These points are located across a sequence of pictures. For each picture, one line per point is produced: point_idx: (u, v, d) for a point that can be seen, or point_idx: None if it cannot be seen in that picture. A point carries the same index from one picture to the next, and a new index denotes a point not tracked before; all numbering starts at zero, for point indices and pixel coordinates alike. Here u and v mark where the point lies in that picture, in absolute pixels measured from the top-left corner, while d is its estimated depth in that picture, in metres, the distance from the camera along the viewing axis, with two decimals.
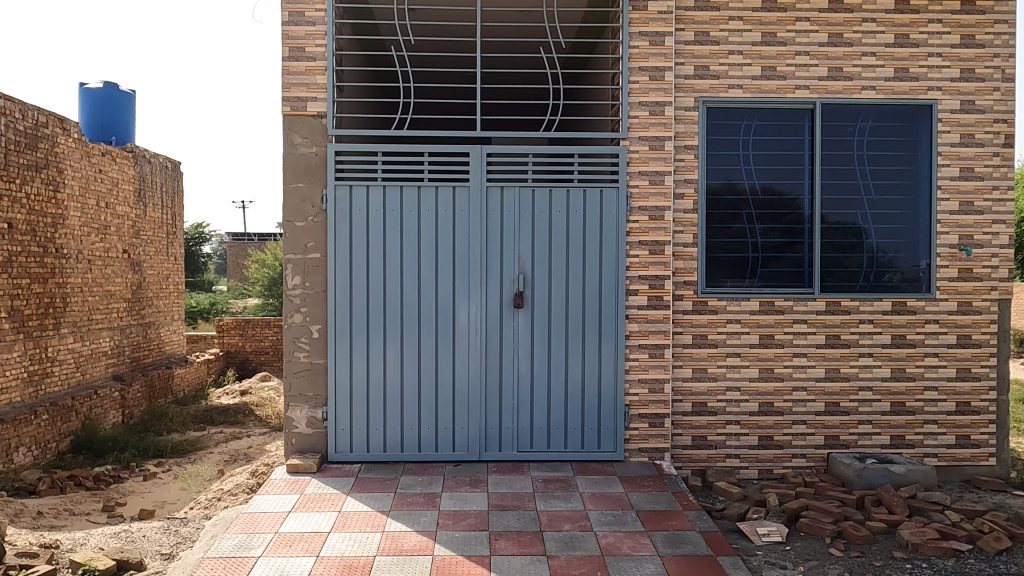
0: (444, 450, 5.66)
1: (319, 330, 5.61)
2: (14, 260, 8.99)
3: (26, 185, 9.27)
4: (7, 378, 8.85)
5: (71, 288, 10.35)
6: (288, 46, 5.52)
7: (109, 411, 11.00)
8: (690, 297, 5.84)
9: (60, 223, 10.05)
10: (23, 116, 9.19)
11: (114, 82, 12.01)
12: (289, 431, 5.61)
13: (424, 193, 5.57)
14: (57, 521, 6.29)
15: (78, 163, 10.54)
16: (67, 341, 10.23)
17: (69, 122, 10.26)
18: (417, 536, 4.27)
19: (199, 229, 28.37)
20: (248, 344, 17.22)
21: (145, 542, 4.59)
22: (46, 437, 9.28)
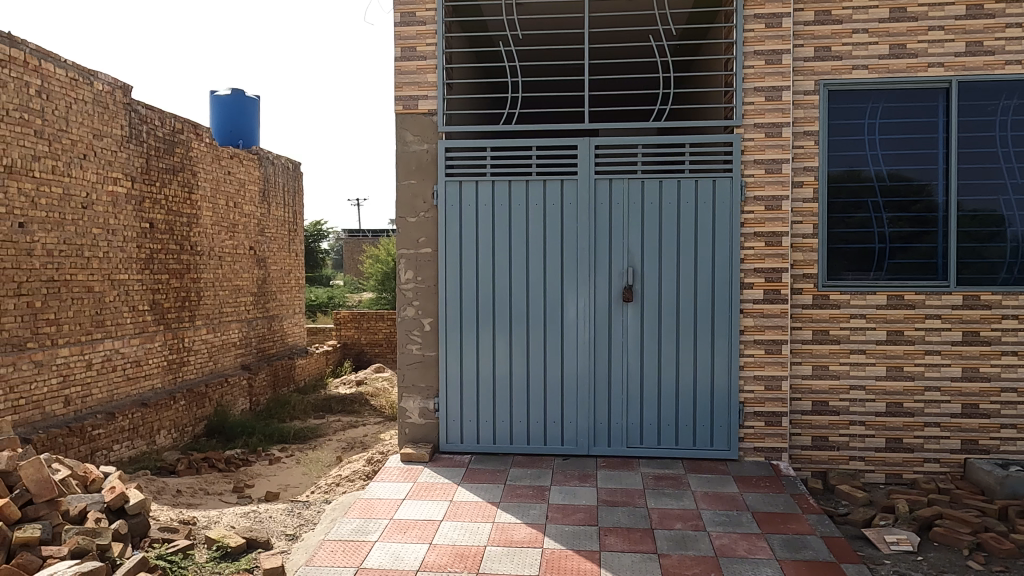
0: (552, 443, 5.67)
1: (430, 324, 5.75)
2: (155, 257, 9.77)
3: (165, 187, 10.04)
4: (150, 365, 9.63)
5: (204, 282, 11.10)
6: (400, 47, 5.68)
7: (238, 399, 11.72)
8: (809, 291, 5.57)
9: (195, 223, 10.80)
10: (162, 123, 9.95)
11: (241, 88, 12.79)
12: (403, 420, 5.81)
13: (532, 187, 5.59)
14: (193, 500, 6.79)
15: (210, 166, 11.27)
16: (201, 332, 10.98)
17: (202, 127, 10.99)
18: (526, 528, 4.29)
19: (317, 226, 29.76)
20: (363, 336, 17.90)
21: (272, 523, 4.85)
22: (184, 421, 10.03)
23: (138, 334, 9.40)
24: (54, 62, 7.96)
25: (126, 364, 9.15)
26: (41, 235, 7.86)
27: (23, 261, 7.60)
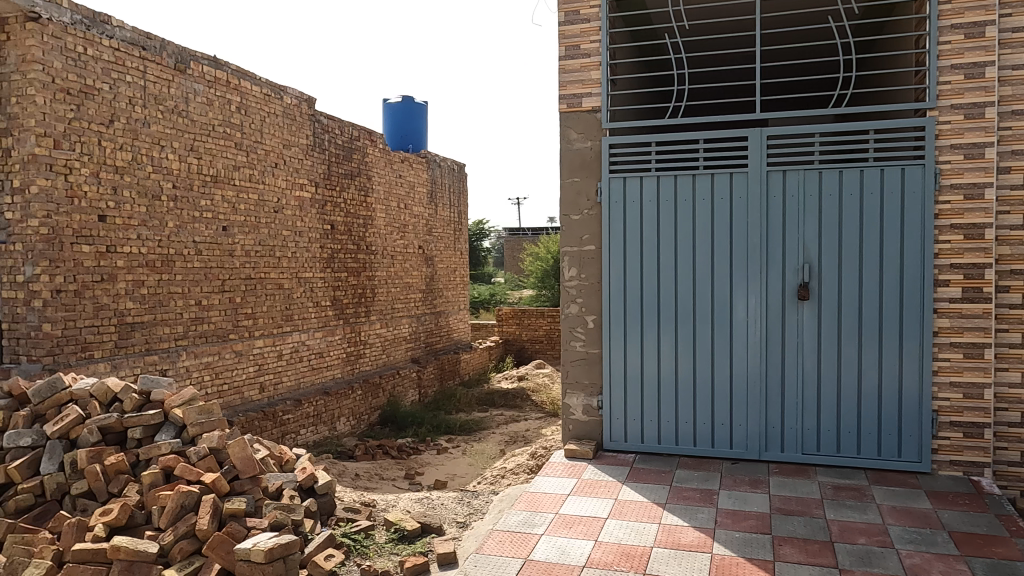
0: (720, 446, 5.49)
1: (594, 321, 5.76)
2: (335, 256, 10.53)
3: (344, 191, 10.79)
4: (331, 357, 10.39)
5: (378, 280, 11.81)
6: (564, 46, 5.72)
7: (408, 390, 12.37)
8: (1018, 289, 4.99)
9: (370, 224, 11.51)
10: (341, 132, 10.69)
11: (411, 94, 13.46)
12: (567, 417, 5.86)
13: (699, 181, 5.43)
14: (371, 484, 7.24)
15: (383, 170, 11.95)
16: (376, 327, 11.69)
17: (376, 134, 11.68)
18: (694, 532, 4.18)
19: (480, 226, 30.71)
20: (524, 333, 18.25)
21: (443, 510, 5.07)
22: (361, 410, 10.73)
23: (321, 328, 10.19)
24: (250, 80, 8.83)
25: (311, 355, 9.96)
26: (241, 237, 8.74)
27: (226, 260, 8.51)
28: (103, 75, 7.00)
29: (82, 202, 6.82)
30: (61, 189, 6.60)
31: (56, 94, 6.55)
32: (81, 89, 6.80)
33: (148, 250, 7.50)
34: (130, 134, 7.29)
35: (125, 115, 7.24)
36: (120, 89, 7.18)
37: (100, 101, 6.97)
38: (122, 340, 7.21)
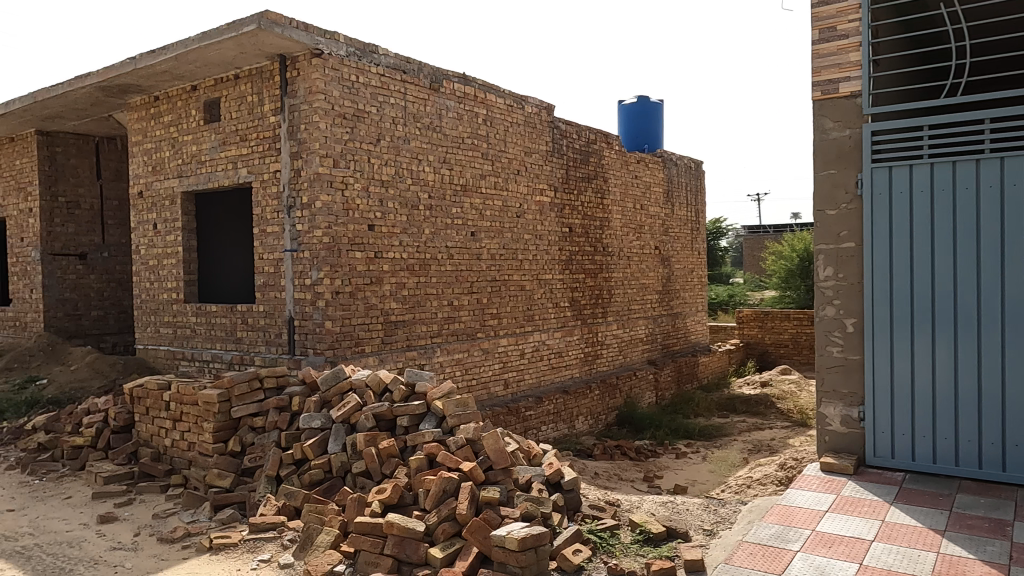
0: (1015, 472, 4.73)
1: (854, 324, 5.29)
2: (573, 258, 10.79)
3: (582, 194, 11.01)
4: (569, 357, 10.68)
5: (615, 281, 11.88)
6: (818, 29, 5.35)
7: (645, 392, 12.30)
8: None
9: (607, 226, 11.63)
10: (579, 136, 10.92)
11: (646, 95, 13.40)
12: (822, 427, 5.45)
13: (984, 166, 4.76)
14: (611, 483, 7.32)
15: (619, 172, 12.01)
16: (612, 328, 11.78)
17: (612, 136, 11.77)
18: (982, 566, 3.67)
19: (717, 224, 29.65)
20: (768, 336, 17.29)
21: (689, 516, 4.97)
22: (598, 409, 10.89)
23: (560, 328, 10.51)
24: (495, 93, 9.36)
25: (551, 354, 10.32)
26: (487, 241, 9.28)
27: (474, 263, 9.10)
28: (372, 99, 7.84)
29: (356, 214, 7.70)
30: (339, 203, 7.52)
31: (335, 120, 7.47)
32: (355, 113, 7.68)
33: (408, 256, 8.25)
34: (393, 151, 8.08)
35: (390, 134, 8.04)
36: (385, 111, 7.98)
37: (369, 123, 7.82)
38: (388, 336, 8.01)
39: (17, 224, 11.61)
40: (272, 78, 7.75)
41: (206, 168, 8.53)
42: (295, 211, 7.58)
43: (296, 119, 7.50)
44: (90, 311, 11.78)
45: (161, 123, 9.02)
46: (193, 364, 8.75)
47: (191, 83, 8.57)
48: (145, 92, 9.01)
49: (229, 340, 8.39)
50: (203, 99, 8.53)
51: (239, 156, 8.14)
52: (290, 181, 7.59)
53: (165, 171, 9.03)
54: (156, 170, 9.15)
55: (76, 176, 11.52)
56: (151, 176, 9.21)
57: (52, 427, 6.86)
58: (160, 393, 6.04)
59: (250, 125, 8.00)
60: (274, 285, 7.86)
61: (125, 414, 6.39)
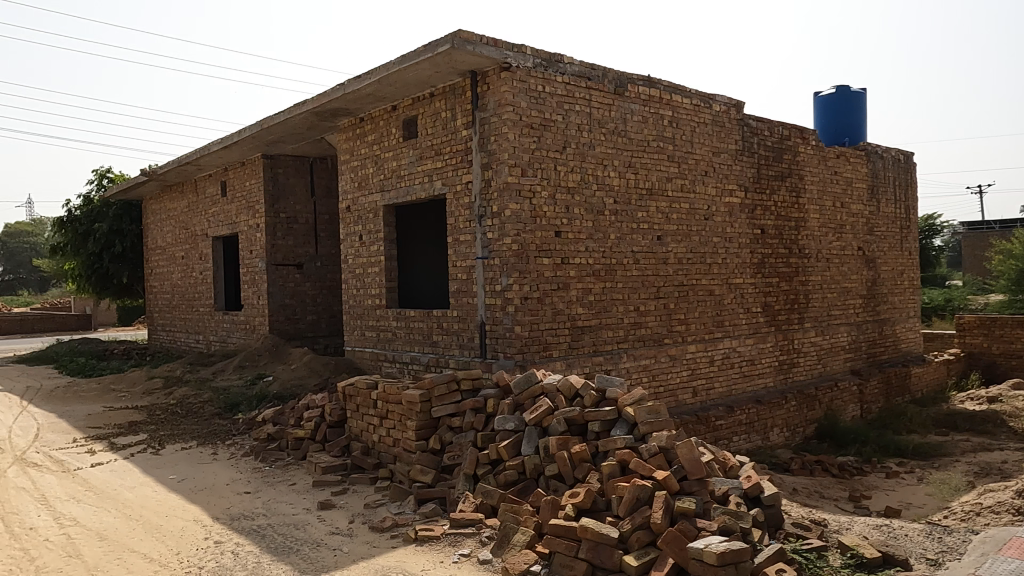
0: None
1: None
2: (766, 261, 10.29)
3: (775, 193, 10.46)
4: (762, 365, 10.19)
5: (813, 285, 11.15)
6: None
7: (848, 405, 11.42)
8: None
9: (803, 226, 10.96)
10: (771, 132, 10.39)
11: (846, 84, 12.50)
12: None
13: None
14: (813, 501, 6.87)
15: (817, 168, 11.27)
16: (810, 335, 11.06)
17: (808, 131, 11.08)
18: None
19: (930, 221, 26.89)
20: (995, 346, 15.38)
21: (908, 542, 4.54)
22: (795, 421, 10.29)
23: (752, 334, 10.05)
24: (682, 93, 9.16)
25: (743, 361, 9.90)
26: (674, 245, 9.09)
27: (661, 268, 8.95)
28: (558, 108, 7.97)
29: (543, 221, 7.87)
30: (527, 211, 7.73)
31: (523, 130, 7.69)
32: (542, 123, 7.85)
33: (594, 261, 8.29)
34: (579, 157, 8.16)
35: (576, 141, 8.13)
36: (570, 118, 8.08)
37: (555, 131, 7.96)
38: (575, 341, 8.10)
39: (247, 238, 13.10)
40: (464, 94, 8.13)
41: (405, 181, 9.12)
42: (486, 220, 7.88)
43: (486, 131, 7.80)
44: (306, 315, 13.02)
45: (366, 142, 9.78)
46: (395, 365, 9.38)
47: (392, 103, 9.21)
48: (352, 114, 9.81)
49: (426, 343, 8.90)
50: (402, 117, 9.13)
51: (434, 169, 8.62)
52: (481, 192, 7.90)
53: (369, 187, 9.77)
54: (362, 186, 9.92)
55: (294, 194, 12.79)
56: (357, 191, 10.00)
57: (278, 419, 7.66)
58: (369, 391, 6.53)
59: (444, 140, 8.44)
60: (466, 291, 8.21)
61: (339, 410, 6.98)
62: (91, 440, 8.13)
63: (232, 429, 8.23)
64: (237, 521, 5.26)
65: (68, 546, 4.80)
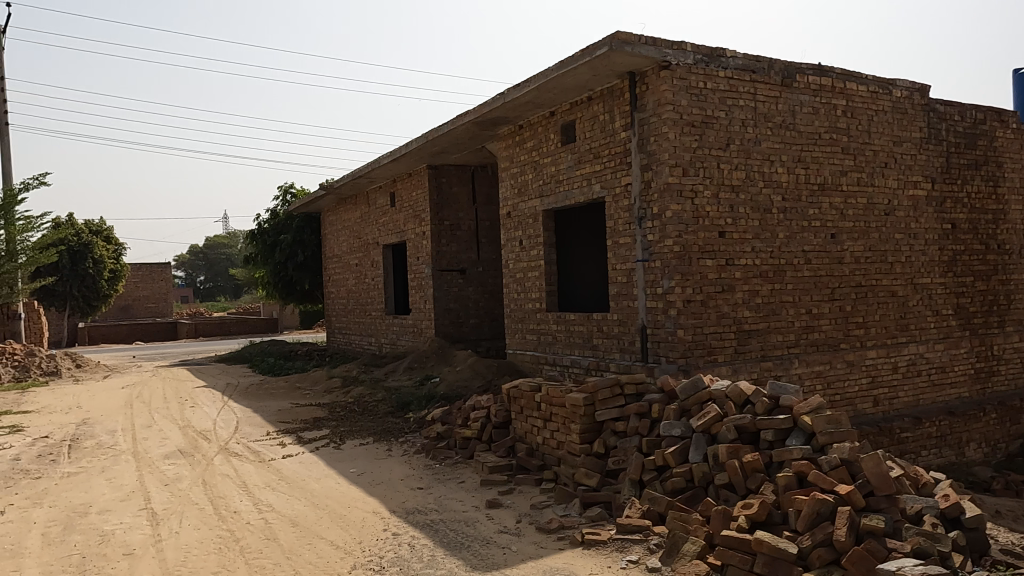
0: None
1: None
2: (958, 259, 9.36)
3: (968, 183, 9.49)
4: (955, 373, 9.27)
5: (1016, 284, 10.00)
6: None
7: None
8: None
9: (1003, 219, 9.86)
10: (962, 117, 9.45)
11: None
12: None
13: None
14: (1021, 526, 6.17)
15: (1019, 153, 10.11)
16: (1014, 340, 9.91)
17: (1007, 112, 9.97)
18: None
19: None
20: None
21: None
22: (995, 436, 9.29)
23: (942, 339, 9.19)
24: (858, 80, 8.56)
25: (932, 369, 9.06)
26: (851, 243, 8.50)
27: (836, 268, 8.39)
28: (721, 104, 7.71)
29: (706, 221, 7.64)
30: (690, 211, 7.54)
31: (684, 128, 7.51)
32: (704, 120, 7.63)
33: (761, 262, 7.94)
34: (744, 154, 7.84)
35: (740, 137, 7.82)
36: (734, 114, 7.79)
37: (718, 128, 7.70)
38: (742, 346, 7.79)
39: (414, 246, 13.78)
40: (623, 96, 8.07)
41: (564, 186, 9.20)
42: (646, 222, 7.77)
43: (646, 132, 7.69)
44: (469, 318, 13.49)
45: (525, 149, 9.97)
46: (556, 368, 9.48)
47: (550, 109, 9.33)
48: (512, 122, 10.03)
49: (587, 346, 8.92)
50: (560, 122, 9.22)
51: (593, 173, 8.62)
52: (641, 193, 7.80)
53: (529, 193, 9.94)
54: (522, 192, 10.12)
55: (457, 202, 13.29)
56: (517, 198, 10.22)
57: (446, 419, 7.99)
58: (533, 394, 6.65)
59: (603, 143, 8.42)
60: (627, 294, 8.14)
61: (504, 411, 7.16)
62: (282, 433, 8.89)
63: (405, 427, 8.68)
64: (412, 514, 5.53)
65: (266, 530, 5.28)
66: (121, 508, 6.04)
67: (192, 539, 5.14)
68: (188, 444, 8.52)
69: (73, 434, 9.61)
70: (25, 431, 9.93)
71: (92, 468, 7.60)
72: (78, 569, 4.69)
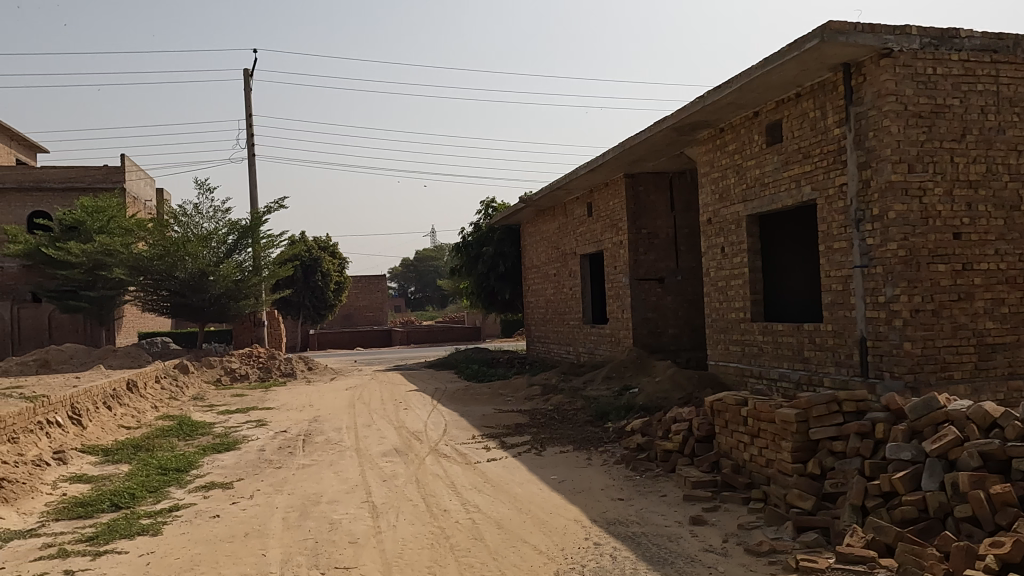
0: None
1: None
2: None
3: None
4: None
5: None
6: None
7: None
8: None
9: None
10: None
11: None
12: None
13: None
14: None
15: None
16: None
17: None
18: None
19: None
20: None
21: None
22: None
23: None
24: None
25: None
26: None
27: None
28: (954, 91, 6.92)
29: (938, 222, 6.88)
30: (917, 212, 6.83)
31: (909, 120, 6.83)
32: (933, 110, 6.88)
33: (1007, 266, 7.00)
34: (983, 146, 6.98)
35: (978, 126, 6.97)
36: (971, 101, 6.96)
37: (951, 117, 6.91)
38: (983, 361, 6.91)
39: (611, 255, 13.78)
40: (836, 90, 7.50)
41: (770, 189, 8.74)
42: (864, 224, 7.15)
43: (863, 127, 7.09)
44: (668, 328, 13.22)
45: (727, 152, 9.59)
46: (763, 382, 9.00)
47: (754, 109, 8.90)
48: (712, 126, 9.70)
49: (797, 359, 8.38)
50: (765, 123, 8.77)
51: (803, 174, 8.10)
52: (859, 194, 7.19)
53: (731, 198, 9.56)
54: (723, 197, 9.75)
55: (655, 210, 13.11)
56: (718, 203, 9.86)
57: (647, 430, 7.87)
58: (738, 408, 6.35)
59: (814, 141, 7.88)
60: (843, 304, 7.53)
61: (707, 425, 6.91)
62: (486, 438, 9.26)
63: (604, 436, 8.68)
64: (614, 525, 5.50)
65: (474, 529, 5.50)
66: (347, 499, 6.61)
67: (407, 533, 5.49)
68: (403, 444, 9.16)
69: (306, 430, 10.71)
70: (268, 425, 11.23)
71: (323, 461, 8.40)
72: (312, 552, 5.19)
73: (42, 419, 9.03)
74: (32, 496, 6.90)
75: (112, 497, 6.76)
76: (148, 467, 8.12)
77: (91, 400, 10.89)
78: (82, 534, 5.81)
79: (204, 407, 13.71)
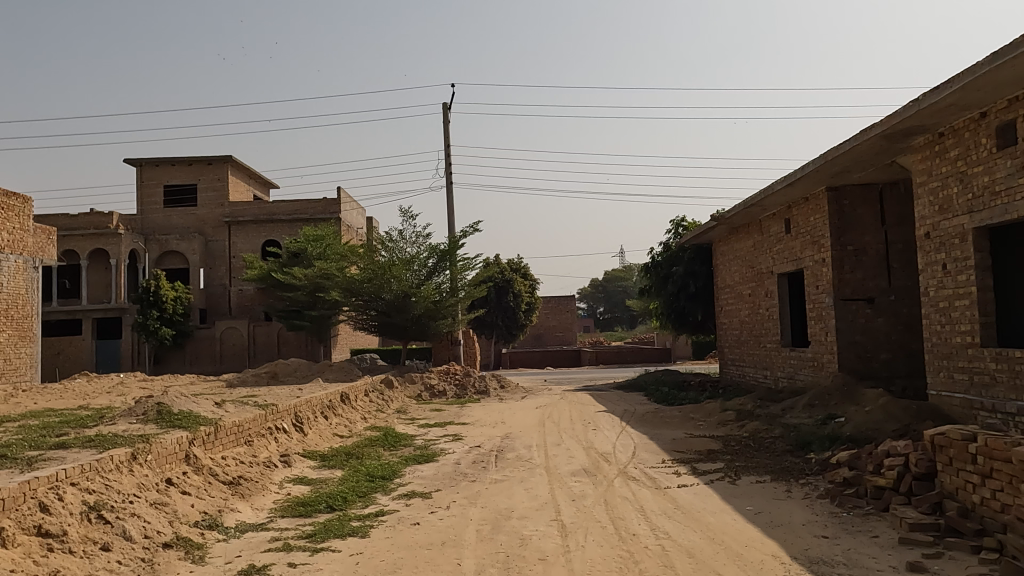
0: None
1: None
2: None
3: None
4: None
5: None
6: None
7: None
8: None
9: None
10: None
11: None
12: None
13: None
14: None
15: None
16: None
17: None
18: None
19: None
20: None
21: None
22: None
23: None
24: None
25: None
26: None
27: None
28: None
29: None
30: None
31: None
32: None
33: None
34: None
35: None
36: None
37: None
38: None
39: (812, 274, 12.94)
40: None
41: (1002, 198, 7.77)
42: None
43: None
44: (880, 354, 12.13)
45: (948, 159, 8.69)
46: (997, 416, 7.97)
47: (980, 110, 8.00)
48: (929, 131, 8.84)
49: None
50: (995, 125, 7.86)
51: None
52: None
53: (954, 209, 8.62)
54: (944, 208, 8.82)
55: (862, 224, 12.14)
56: (938, 216, 8.94)
57: (854, 463, 7.25)
58: (966, 444, 5.69)
59: None
60: None
61: (927, 461, 6.25)
62: (677, 462, 9.02)
63: (806, 468, 8.11)
64: (817, 565, 5.12)
65: (664, 557, 5.37)
66: (537, 516, 6.73)
67: (596, 555, 5.50)
68: (592, 465, 9.17)
69: (499, 446, 11.07)
70: (463, 440, 11.74)
71: (514, 477, 8.63)
72: (504, 565, 5.34)
73: (271, 425, 10.15)
74: (262, 494, 7.76)
75: (328, 500, 7.42)
76: (358, 474, 8.82)
77: (311, 410, 12.05)
78: (302, 531, 6.42)
79: (407, 420, 14.64)
